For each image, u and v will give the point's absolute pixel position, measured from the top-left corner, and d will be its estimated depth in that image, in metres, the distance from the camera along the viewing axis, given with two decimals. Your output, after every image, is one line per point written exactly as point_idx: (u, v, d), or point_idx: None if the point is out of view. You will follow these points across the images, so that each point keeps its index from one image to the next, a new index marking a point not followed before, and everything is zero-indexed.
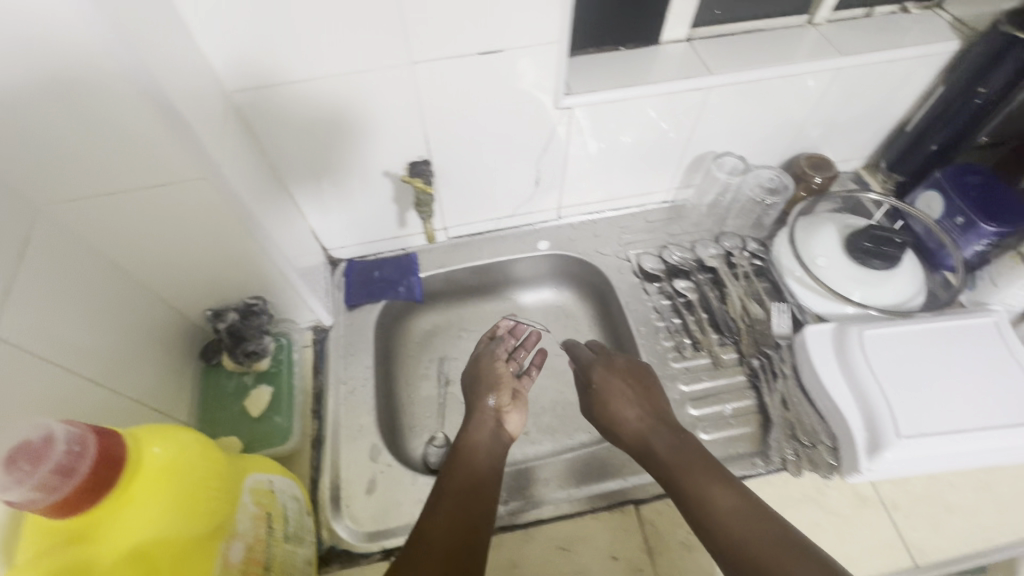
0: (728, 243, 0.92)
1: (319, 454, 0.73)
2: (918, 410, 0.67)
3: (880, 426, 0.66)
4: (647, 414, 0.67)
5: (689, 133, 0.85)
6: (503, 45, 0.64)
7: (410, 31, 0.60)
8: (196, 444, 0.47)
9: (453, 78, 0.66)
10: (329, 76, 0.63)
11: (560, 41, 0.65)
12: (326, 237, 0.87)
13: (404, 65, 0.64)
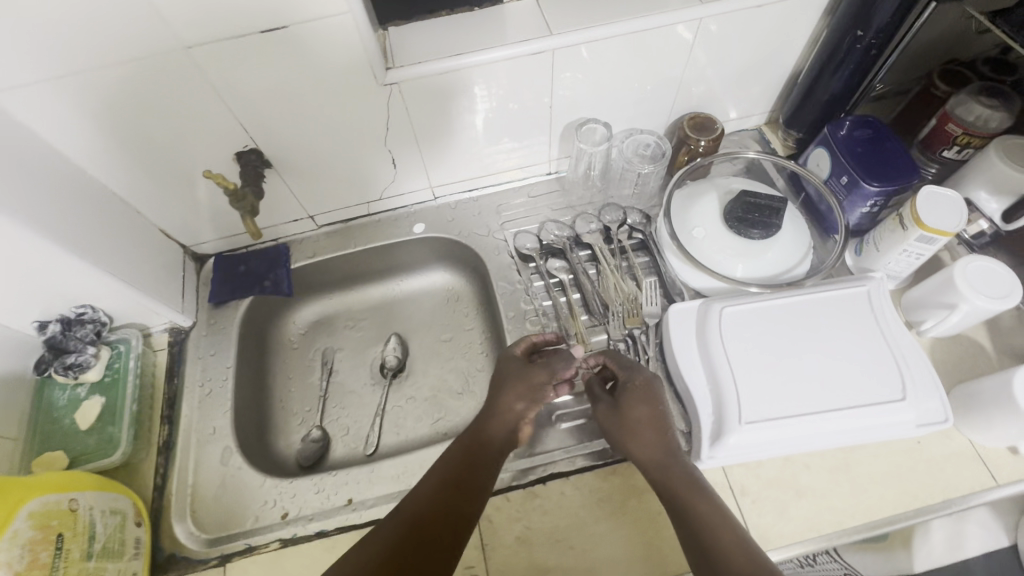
0: (608, 216, 0.86)
1: (167, 460, 0.72)
2: (766, 392, 0.63)
3: (726, 411, 0.63)
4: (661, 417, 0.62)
5: (550, 101, 0.78)
6: (285, 21, 0.58)
7: (167, 13, 0.54)
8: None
9: (247, 59, 0.61)
10: (99, 70, 0.58)
11: (353, 10, 0.59)
12: (181, 234, 0.84)
13: (179, 50, 0.58)
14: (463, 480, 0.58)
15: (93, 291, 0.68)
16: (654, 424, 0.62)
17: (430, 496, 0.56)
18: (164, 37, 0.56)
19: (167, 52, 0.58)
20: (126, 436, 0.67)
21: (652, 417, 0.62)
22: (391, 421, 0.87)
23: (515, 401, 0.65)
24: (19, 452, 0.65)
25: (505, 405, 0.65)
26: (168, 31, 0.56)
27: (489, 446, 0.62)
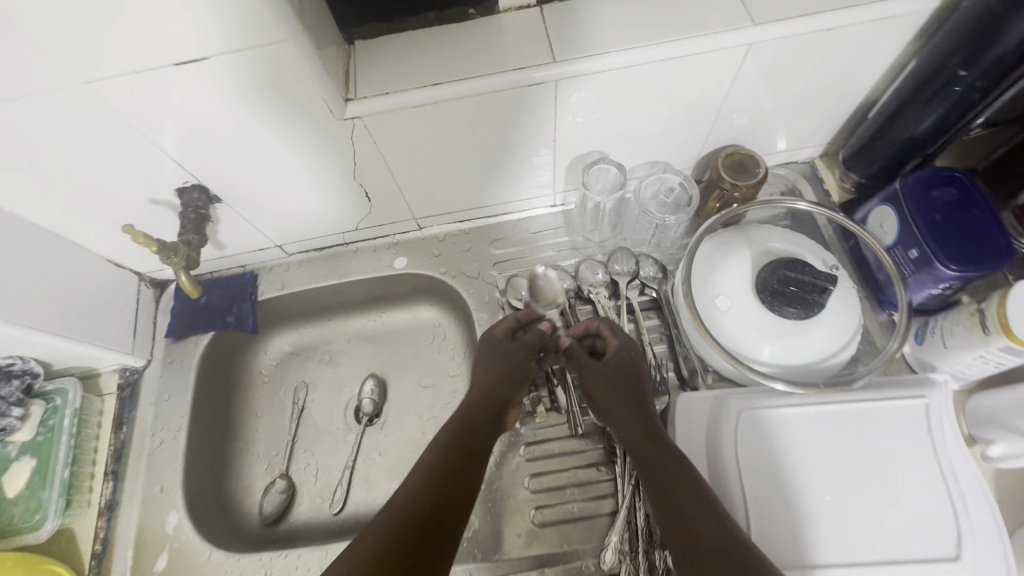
0: (617, 267, 0.73)
1: (108, 522, 0.67)
2: (838, 525, 0.52)
3: (786, 550, 0.52)
4: (629, 386, 0.59)
5: (552, 134, 0.64)
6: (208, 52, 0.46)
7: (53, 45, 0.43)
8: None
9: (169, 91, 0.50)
10: None
11: (290, 36, 0.46)
12: (133, 262, 0.75)
13: (81, 84, 0.47)
14: (458, 465, 0.54)
15: (16, 343, 0.60)
16: (621, 395, 0.58)
17: (427, 487, 0.52)
18: (57, 67, 0.45)
19: (68, 86, 0.47)
20: (55, 506, 0.61)
21: (623, 387, 0.59)
22: (361, 476, 0.79)
23: (494, 379, 0.63)
24: None
25: (483, 381, 0.62)
26: (61, 62, 0.45)
27: (479, 427, 0.59)
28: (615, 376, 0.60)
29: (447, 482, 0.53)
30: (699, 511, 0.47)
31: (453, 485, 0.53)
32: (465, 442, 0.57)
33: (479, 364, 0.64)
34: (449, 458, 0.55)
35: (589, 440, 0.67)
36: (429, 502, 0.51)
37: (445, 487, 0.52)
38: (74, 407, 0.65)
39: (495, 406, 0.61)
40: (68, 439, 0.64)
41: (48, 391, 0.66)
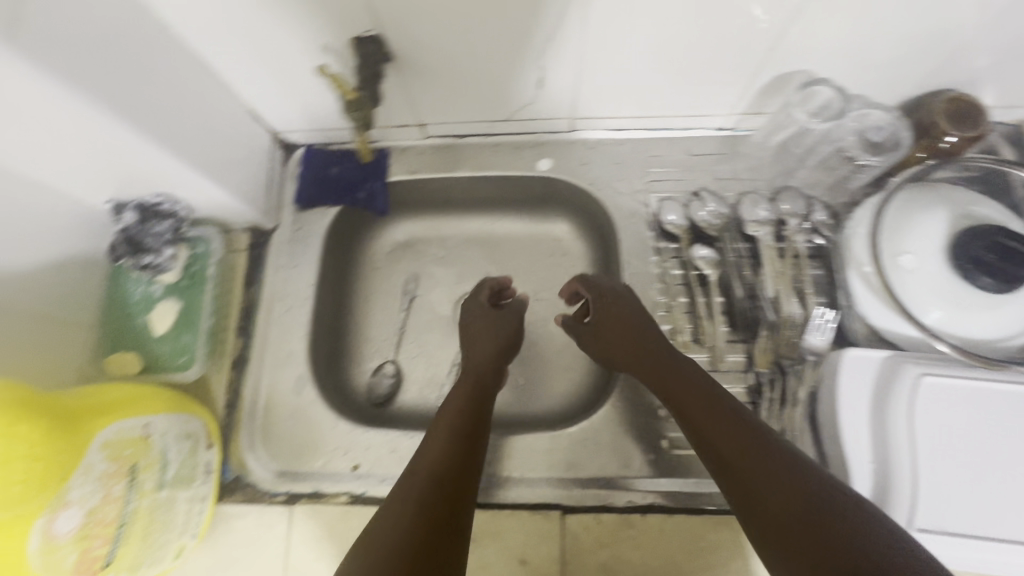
0: (785, 206, 0.68)
1: (239, 376, 0.67)
2: (953, 499, 0.53)
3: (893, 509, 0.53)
4: (634, 344, 0.60)
5: (773, 41, 0.56)
6: None
7: None
8: (17, 399, 0.40)
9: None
10: None
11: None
12: (271, 117, 0.70)
13: None
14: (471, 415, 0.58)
15: (167, 179, 0.56)
16: (651, 351, 0.59)
17: (435, 426, 0.56)
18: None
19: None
20: (200, 352, 0.61)
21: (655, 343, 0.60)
22: None
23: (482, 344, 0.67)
24: (93, 343, 0.61)
25: (478, 349, 0.67)
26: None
27: (486, 382, 0.63)
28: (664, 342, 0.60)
29: (462, 427, 0.56)
30: (772, 458, 0.46)
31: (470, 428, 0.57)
32: (471, 395, 0.61)
33: (475, 332, 0.69)
34: (453, 405, 0.59)
35: (731, 377, 0.64)
36: (460, 445, 0.54)
37: (461, 428, 0.56)
38: (215, 258, 0.64)
39: (481, 378, 0.64)
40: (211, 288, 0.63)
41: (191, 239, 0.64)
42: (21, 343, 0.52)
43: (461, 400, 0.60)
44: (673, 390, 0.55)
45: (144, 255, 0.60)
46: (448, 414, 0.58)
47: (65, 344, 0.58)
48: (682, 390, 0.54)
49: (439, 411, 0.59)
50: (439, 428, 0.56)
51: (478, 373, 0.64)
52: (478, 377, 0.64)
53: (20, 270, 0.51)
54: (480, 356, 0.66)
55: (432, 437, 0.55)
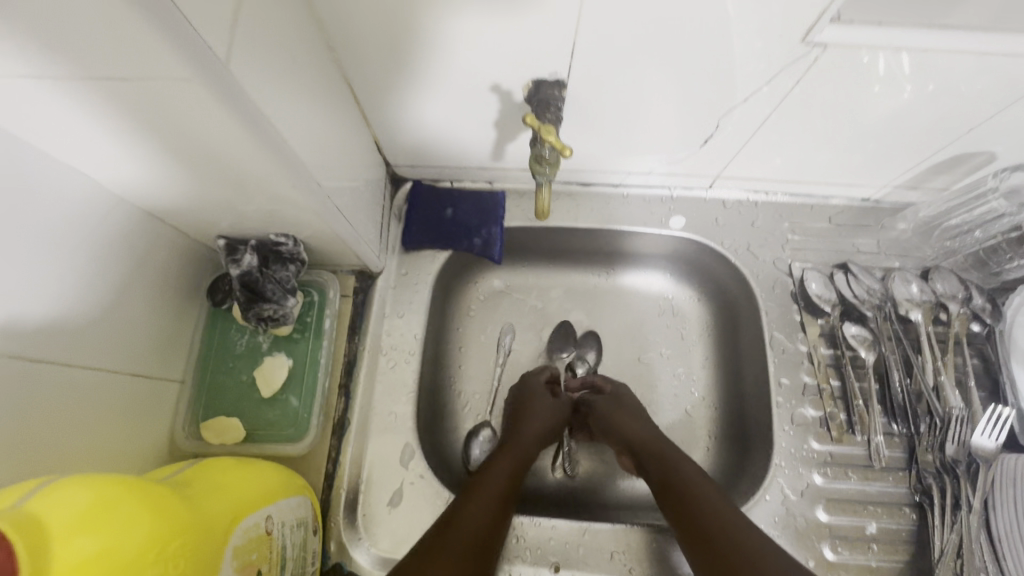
0: (940, 286, 0.64)
1: (340, 442, 0.57)
2: None
3: None
4: (658, 462, 0.58)
5: (976, 122, 0.52)
6: None
7: None
8: (139, 500, 0.32)
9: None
10: None
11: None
12: (392, 149, 0.64)
13: None
14: (507, 499, 0.53)
15: (301, 221, 0.49)
16: (667, 468, 0.56)
17: (479, 498, 0.52)
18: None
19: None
20: (315, 417, 0.56)
21: (682, 456, 0.58)
22: (574, 446, 0.70)
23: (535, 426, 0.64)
24: (185, 402, 0.53)
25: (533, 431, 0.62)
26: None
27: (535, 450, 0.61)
28: (681, 456, 0.58)
29: (498, 503, 0.52)
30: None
31: (500, 506, 0.52)
32: (515, 471, 0.57)
33: (539, 408, 0.65)
34: (500, 480, 0.55)
35: (891, 473, 0.59)
36: (489, 530, 0.49)
37: (495, 509, 0.52)
38: (331, 308, 0.60)
39: (523, 454, 0.59)
40: (327, 342, 0.58)
41: (302, 285, 0.60)
42: (110, 408, 0.44)
43: (506, 478, 0.55)
44: (691, 511, 0.51)
45: (262, 304, 0.53)
46: (485, 487, 0.53)
47: (156, 402, 0.50)
48: (706, 505, 0.51)
49: (482, 479, 0.54)
50: (481, 503, 0.51)
51: (522, 452, 0.60)
52: (526, 456, 0.60)
53: (110, 321, 0.44)
54: (535, 433, 0.62)
55: (479, 505, 0.51)
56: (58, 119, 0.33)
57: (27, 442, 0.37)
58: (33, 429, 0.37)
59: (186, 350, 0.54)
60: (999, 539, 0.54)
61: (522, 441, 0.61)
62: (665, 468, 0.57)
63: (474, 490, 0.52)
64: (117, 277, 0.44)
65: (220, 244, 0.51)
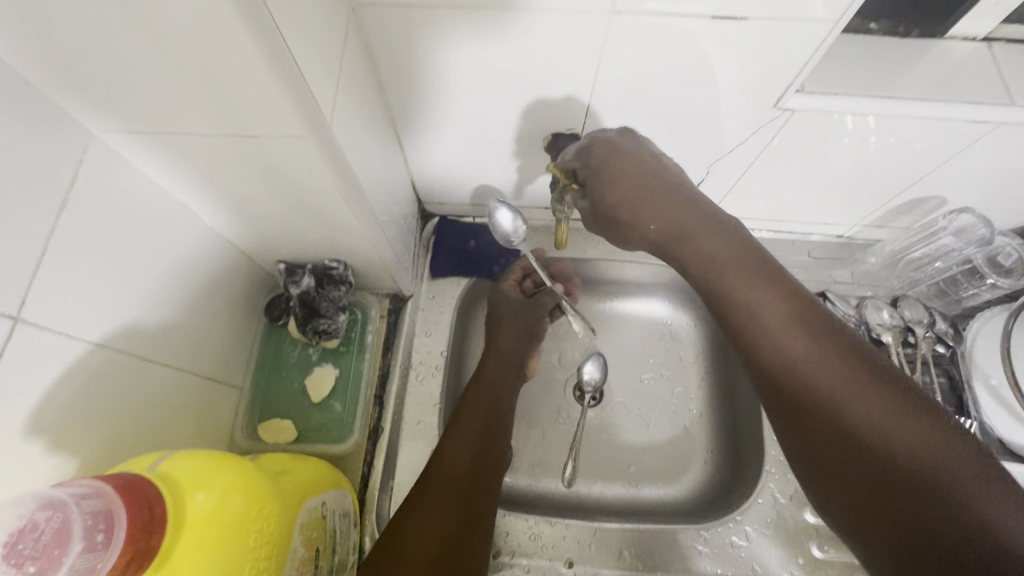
0: (907, 312, 0.72)
1: (375, 446, 0.64)
2: None
3: None
4: (726, 304, 0.47)
5: (926, 171, 0.62)
6: (747, 15, 0.45)
7: None
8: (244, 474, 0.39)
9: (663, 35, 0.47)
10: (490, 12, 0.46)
11: (836, 23, 0.46)
12: (425, 187, 0.73)
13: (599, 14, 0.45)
14: (486, 430, 0.60)
15: (355, 247, 0.58)
16: (721, 291, 0.47)
17: (459, 435, 0.58)
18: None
19: (581, 12, 0.45)
20: (357, 422, 0.63)
21: (739, 273, 0.46)
22: (583, 458, 0.75)
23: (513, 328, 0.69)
24: (244, 405, 0.61)
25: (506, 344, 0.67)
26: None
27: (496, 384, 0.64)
28: (729, 252, 0.47)
29: (479, 435, 0.59)
30: (839, 431, 0.39)
31: (479, 437, 0.59)
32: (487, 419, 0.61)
33: (507, 327, 0.69)
34: (475, 416, 0.60)
35: None
36: (474, 460, 0.57)
37: (477, 442, 0.58)
38: (372, 325, 0.68)
39: (498, 377, 0.65)
40: (368, 355, 0.66)
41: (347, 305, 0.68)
42: (189, 406, 0.52)
43: (476, 428, 0.59)
44: (754, 355, 0.45)
45: (318, 319, 0.61)
46: (462, 424, 0.59)
47: (220, 405, 0.57)
48: (811, 372, 0.41)
49: (460, 417, 0.60)
50: (460, 442, 0.57)
51: (495, 382, 0.65)
52: (498, 376, 0.65)
53: (196, 331, 0.52)
54: (509, 340, 0.68)
55: (460, 443, 0.57)
56: (186, 168, 0.43)
57: (135, 427, 0.44)
58: (144, 419, 0.45)
59: (245, 360, 0.62)
60: None
61: (502, 359, 0.66)
62: (766, 371, 0.44)
63: (456, 425, 0.59)
64: (203, 293, 0.52)
65: (280, 268, 0.59)
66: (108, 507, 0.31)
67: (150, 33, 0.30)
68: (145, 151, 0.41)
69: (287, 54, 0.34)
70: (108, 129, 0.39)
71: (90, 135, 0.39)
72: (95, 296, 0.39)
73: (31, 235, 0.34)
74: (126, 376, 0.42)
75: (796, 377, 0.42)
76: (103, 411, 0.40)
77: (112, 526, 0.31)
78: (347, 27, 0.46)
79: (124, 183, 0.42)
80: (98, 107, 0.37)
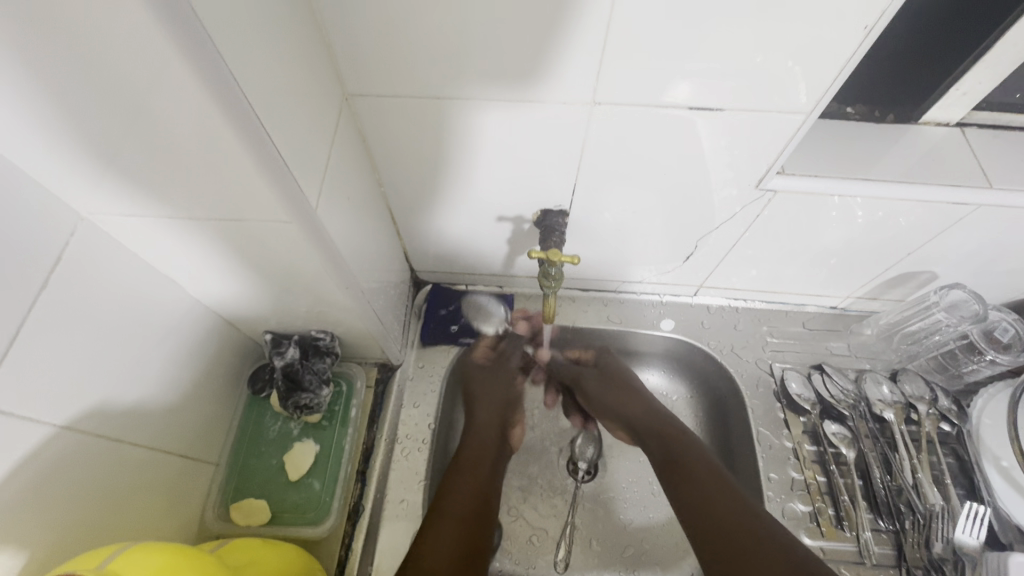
0: (908, 387, 0.71)
1: (354, 528, 0.60)
2: None
3: None
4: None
5: (914, 247, 0.62)
6: (721, 104, 0.48)
7: (601, 71, 0.45)
8: None
9: (645, 119, 0.50)
10: (477, 102, 0.49)
11: (812, 111, 0.48)
12: (417, 257, 0.74)
13: (581, 104, 0.48)
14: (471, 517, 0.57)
15: (342, 320, 0.57)
16: (696, 475, 0.60)
17: (438, 526, 0.55)
18: (576, 85, 0.46)
19: (566, 102, 0.48)
20: (336, 501, 0.60)
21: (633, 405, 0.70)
22: (579, 543, 0.70)
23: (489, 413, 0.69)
24: (218, 483, 0.59)
25: (486, 414, 0.69)
26: (585, 85, 0.46)
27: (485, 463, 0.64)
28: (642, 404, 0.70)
29: (463, 521, 0.56)
30: (738, 528, 0.54)
31: (462, 524, 0.56)
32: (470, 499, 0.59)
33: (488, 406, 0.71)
34: (460, 502, 0.58)
35: (882, 570, 0.61)
36: (461, 550, 0.54)
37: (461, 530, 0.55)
38: (357, 398, 0.67)
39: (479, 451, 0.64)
40: (351, 429, 0.65)
41: (333, 376, 0.67)
42: (160, 487, 0.50)
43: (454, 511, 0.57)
44: (698, 497, 0.58)
45: (300, 393, 0.60)
46: (440, 511, 0.56)
47: (194, 483, 0.55)
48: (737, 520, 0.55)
49: (444, 501, 0.58)
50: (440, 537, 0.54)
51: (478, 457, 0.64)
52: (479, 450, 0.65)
53: (173, 408, 0.51)
54: (486, 423, 0.68)
55: (440, 532, 0.54)
56: (174, 247, 0.44)
57: (97, 514, 0.42)
58: (105, 504, 0.43)
59: (224, 433, 0.60)
60: None
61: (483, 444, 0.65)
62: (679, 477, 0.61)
63: (438, 512, 0.57)
64: (181, 367, 0.52)
65: (267, 338, 0.59)
66: None
67: (142, 129, 0.32)
68: (129, 230, 0.42)
69: (273, 148, 0.35)
70: (96, 212, 0.39)
71: (80, 217, 0.40)
72: (65, 374, 0.39)
73: (9, 314, 0.34)
74: (93, 456, 0.41)
75: (713, 506, 0.56)
76: (64, 497, 0.39)
77: None
78: (341, 114, 0.48)
79: (111, 259, 0.42)
80: (88, 194, 0.38)
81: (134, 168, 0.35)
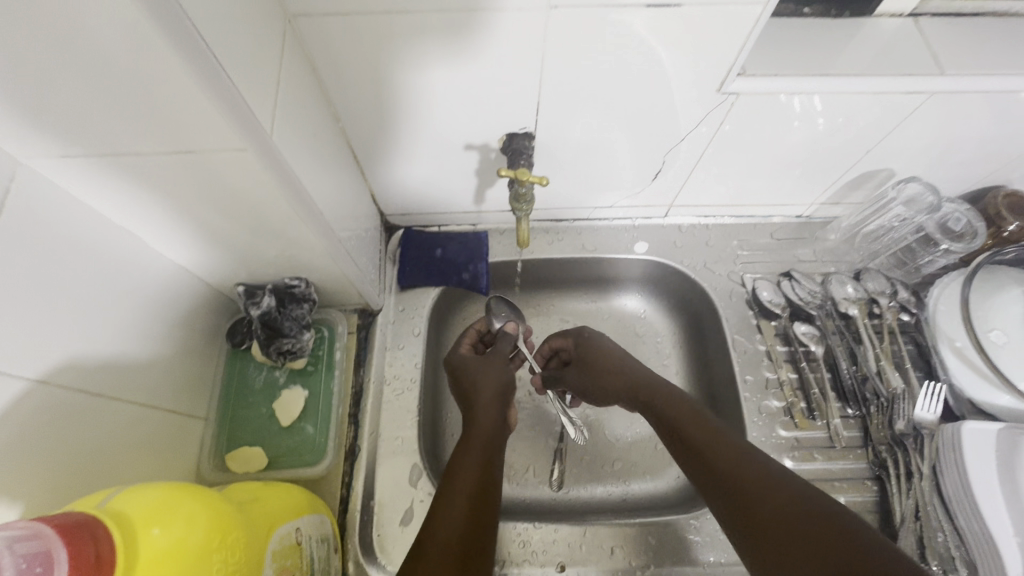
0: (871, 285, 0.74)
1: (352, 467, 0.61)
2: None
3: None
4: None
5: (874, 144, 0.63)
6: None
7: None
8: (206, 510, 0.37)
9: (602, 30, 0.48)
10: (428, 16, 0.46)
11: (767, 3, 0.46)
12: (387, 200, 0.72)
13: (536, 10, 0.46)
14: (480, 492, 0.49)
15: (314, 264, 0.56)
16: None
17: (449, 503, 0.48)
18: None
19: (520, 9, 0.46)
20: (330, 441, 0.61)
21: None
22: (571, 459, 0.74)
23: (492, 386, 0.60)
24: (209, 437, 0.59)
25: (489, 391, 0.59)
26: None
27: (495, 441, 0.56)
28: None
29: (472, 495, 0.49)
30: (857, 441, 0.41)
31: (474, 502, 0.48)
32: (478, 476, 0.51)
33: (489, 376, 0.61)
34: (468, 475, 0.51)
35: (851, 451, 0.66)
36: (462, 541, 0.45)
37: (467, 509, 0.48)
38: (340, 342, 0.67)
39: (487, 425, 0.56)
40: (338, 373, 0.65)
41: (313, 323, 0.67)
42: (151, 440, 0.50)
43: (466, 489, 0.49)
44: None
45: (280, 339, 0.60)
46: (451, 488, 0.49)
47: (184, 439, 0.55)
48: None
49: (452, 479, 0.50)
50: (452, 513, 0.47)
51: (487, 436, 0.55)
52: (487, 427, 0.56)
53: (151, 363, 0.50)
54: (489, 395, 0.59)
55: (449, 511, 0.47)
56: (126, 192, 0.42)
57: (87, 469, 0.42)
58: (95, 459, 0.43)
59: (208, 389, 0.60)
60: (950, 501, 0.59)
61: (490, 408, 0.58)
62: None
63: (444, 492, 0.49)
64: (152, 323, 0.50)
65: (240, 290, 0.58)
66: (42, 528, 0.30)
67: (62, 50, 0.29)
68: (75, 175, 0.39)
69: (215, 64, 0.33)
70: (32, 156, 0.37)
71: (15, 162, 0.37)
72: (26, 328, 0.37)
73: None
74: (71, 411, 0.41)
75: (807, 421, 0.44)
76: (50, 453, 0.38)
77: (45, 540, 0.29)
78: (286, 38, 0.45)
79: (58, 210, 0.40)
80: (20, 136, 0.35)
81: (66, 99, 0.33)
